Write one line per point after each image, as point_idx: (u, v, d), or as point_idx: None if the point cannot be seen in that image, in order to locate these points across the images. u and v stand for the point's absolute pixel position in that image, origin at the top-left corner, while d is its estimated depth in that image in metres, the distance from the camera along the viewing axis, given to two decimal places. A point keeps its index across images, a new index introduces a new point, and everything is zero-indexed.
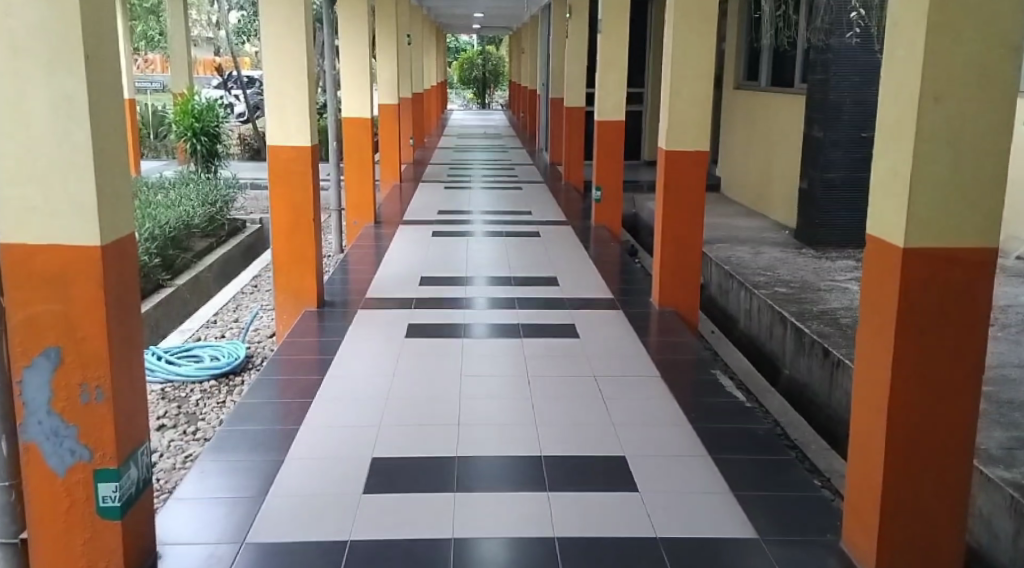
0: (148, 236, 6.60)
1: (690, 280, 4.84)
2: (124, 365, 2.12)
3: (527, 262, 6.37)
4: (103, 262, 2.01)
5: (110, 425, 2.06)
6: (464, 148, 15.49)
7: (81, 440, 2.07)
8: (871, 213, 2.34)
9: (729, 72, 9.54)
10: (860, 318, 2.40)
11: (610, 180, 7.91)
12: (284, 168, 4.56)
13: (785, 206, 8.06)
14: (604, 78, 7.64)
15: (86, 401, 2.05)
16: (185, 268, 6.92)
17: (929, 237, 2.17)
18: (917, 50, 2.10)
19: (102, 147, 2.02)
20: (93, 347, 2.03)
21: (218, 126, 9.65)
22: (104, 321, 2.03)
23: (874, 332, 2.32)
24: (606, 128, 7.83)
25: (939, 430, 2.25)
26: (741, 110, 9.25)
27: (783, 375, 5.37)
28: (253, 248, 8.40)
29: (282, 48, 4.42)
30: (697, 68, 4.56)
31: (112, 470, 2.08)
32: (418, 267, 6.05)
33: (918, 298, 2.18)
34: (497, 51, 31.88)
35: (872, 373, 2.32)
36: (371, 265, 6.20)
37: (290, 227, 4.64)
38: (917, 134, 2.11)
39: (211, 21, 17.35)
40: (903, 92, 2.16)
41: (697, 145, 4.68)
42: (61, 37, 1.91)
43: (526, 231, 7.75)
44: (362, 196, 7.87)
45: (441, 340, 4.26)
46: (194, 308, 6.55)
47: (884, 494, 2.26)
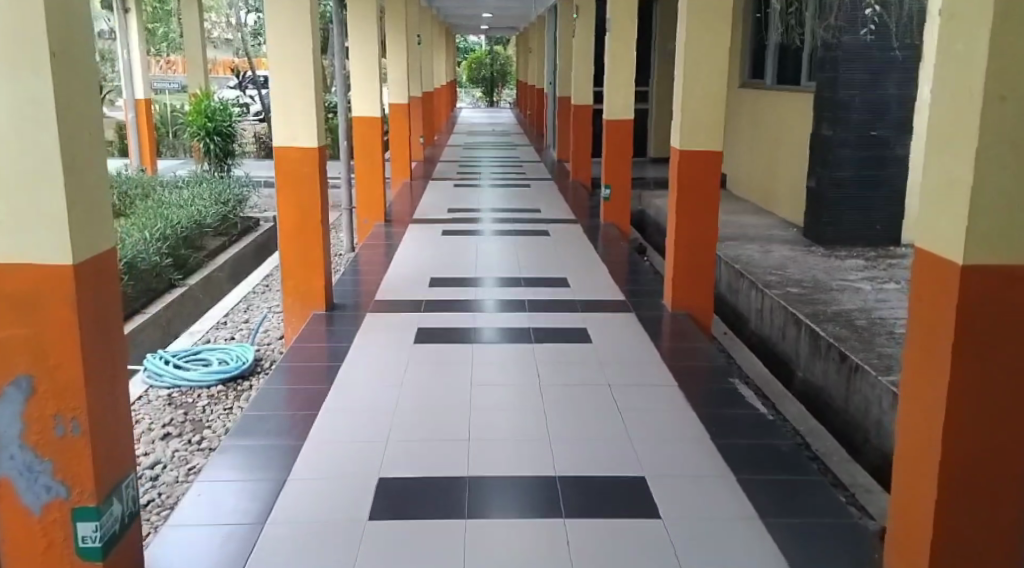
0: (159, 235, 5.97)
1: (703, 282, 4.64)
2: (105, 393, 1.99)
3: (538, 262, 6.21)
4: (75, 283, 1.87)
5: (88, 459, 1.93)
6: (472, 146, 15.36)
7: (57, 476, 1.94)
8: (923, 225, 2.20)
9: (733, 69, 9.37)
10: (909, 337, 2.25)
11: (618, 178, 7.74)
12: (290, 171, 4.33)
13: (794, 204, 7.84)
14: (612, 75, 7.48)
15: (62, 433, 1.92)
16: (202, 264, 6.47)
17: (989, 254, 2.01)
18: (979, 47, 1.95)
19: (73, 156, 1.89)
20: (67, 376, 1.90)
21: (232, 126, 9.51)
22: (77, 348, 1.89)
23: (925, 356, 2.16)
24: (615, 125, 7.67)
25: (997, 461, 2.09)
26: (746, 107, 9.06)
27: (797, 377, 5.09)
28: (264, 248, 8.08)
29: (285, 46, 4.19)
30: (712, 65, 4.40)
31: (91, 509, 1.95)
32: (425, 268, 5.91)
33: (976, 321, 2.03)
34: (506, 49, 31.80)
35: (922, 400, 2.16)
36: (380, 265, 6.06)
37: (297, 231, 4.37)
38: (983, 140, 1.96)
39: (228, 23, 17.34)
40: (962, 94, 2.02)
41: (712, 144, 4.52)
42: (24, 35, 1.78)
43: (535, 230, 7.61)
44: (373, 194, 7.72)
45: (449, 345, 4.11)
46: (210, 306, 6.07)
47: (936, 528, 2.12)
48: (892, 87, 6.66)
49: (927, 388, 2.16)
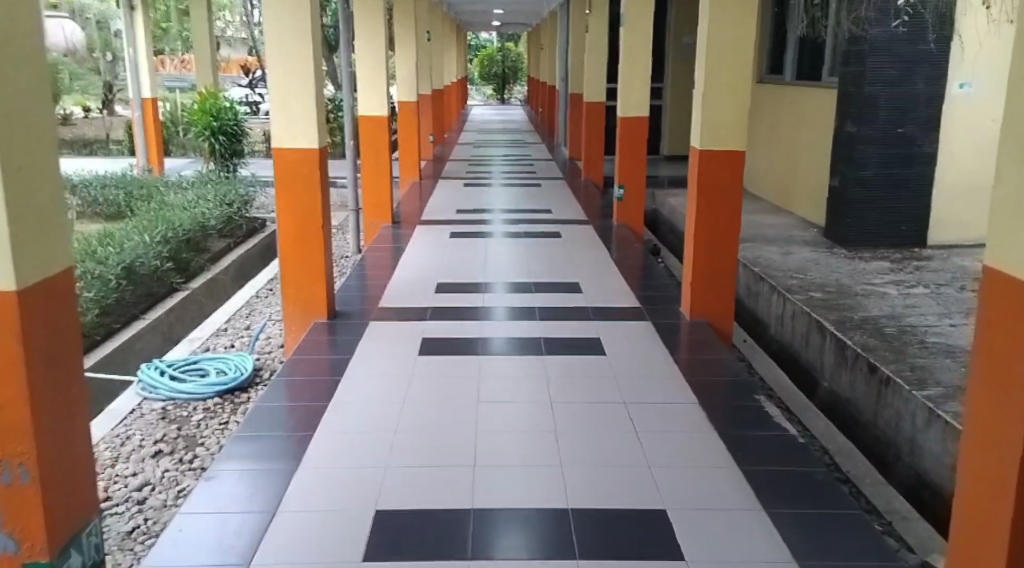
0: (160, 237, 5.76)
1: (724, 290, 4.42)
2: (56, 438, 1.90)
3: (549, 265, 6.02)
4: (19, 323, 1.78)
5: (37, 509, 1.85)
6: (482, 143, 15.17)
7: (5, 527, 1.86)
8: (998, 240, 2.00)
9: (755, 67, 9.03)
10: (976, 364, 2.05)
11: (633, 178, 7.52)
12: (290, 173, 4.13)
13: (814, 203, 7.58)
14: (627, 71, 7.25)
15: (8, 481, 1.84)
16: (205, 268, 6.28)
17: None
18: None
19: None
20: (10, 424, 1.82)
21: (238, 125, 9.37)
22: (22, 393, 1.81)
23: (997, 403, 1.97)
24: (629, 123, 7.43)
25: None
26: (764, 105, 8.82)
27: (821, 389, 4.87)
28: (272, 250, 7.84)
29: (285, 41, 3.99)
30: (734, 60, 4.18)
31: (42, 561, 1.88)
32: (433, 271, 5.72)
33: None
34: (517, 46, 31.60)
35: (997, 435, 1.97)
36: (387, 268, 5.88)
37: (297, 236, 4.18)
38: None
39: (242, 19, 17.22)
40: None
41: (732, 144, 4.31)
42: None
43: (546, 231, 7.42)
44: (380, 197, 7.57)
45: (457, 356, 3.92)
46: (213, 311, 5.87)
47: None
48: (919, 84, 6.42)
49: (1002, 424, 1.97)
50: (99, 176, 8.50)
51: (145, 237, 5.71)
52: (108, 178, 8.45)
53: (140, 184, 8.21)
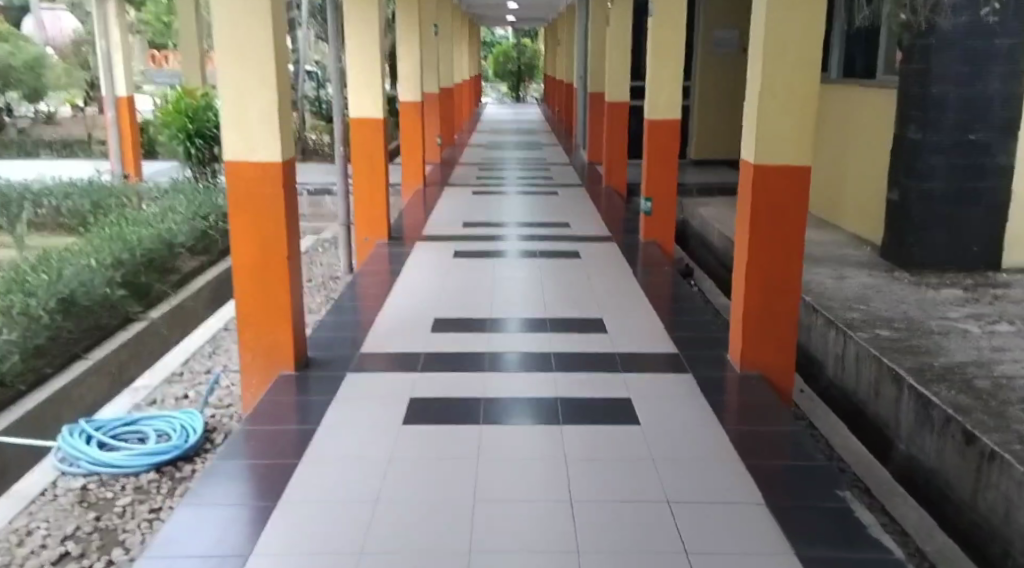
0: (112, 262, 5.43)
1: (780, 336, 3.61)
2: None
3: (566, 292, 5.23)
4: None
5: None
6: (497, 145, 14.43)
7: None
8: None
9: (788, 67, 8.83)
10: None
11: (662, 191, 6.71)
12: (247, 192, 3.46)
13: (868, 219, 6.76)
14: (656, 68, 6.45)
15: None
16: (168, 293, 5.94)
17: None
18: None
19: None
20: None
21: (218, 127, 8.62)
22: None
23: None
24: (659, 127, 6.61)
25: None
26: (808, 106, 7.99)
27: (896, 452, 4.07)
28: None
29: (240, 31, 3.34)
30: (796, 54, 3.37)
31: None
32: (429, 302, 4.94)
33: None
34: (534, 43, 30.80)
35: None
36: (382, 295, 5.14)
37: (257, 269, 3.51)
38: None
39: None
40: None
41: (796, 159, 3.47)
42: None
43: (563, 249, 6.63)
44: (375, 210, 6.80)
45: (455, 424, 3.14)
46: (176, 344, 5.56)
47: None
48: (995, 84, 5.58)
49: None
50: (66, 191, 8.08)
51: (92, 264, 5.23)
52: (76, 193, 8.04)
53: (110, 203, 7.81)
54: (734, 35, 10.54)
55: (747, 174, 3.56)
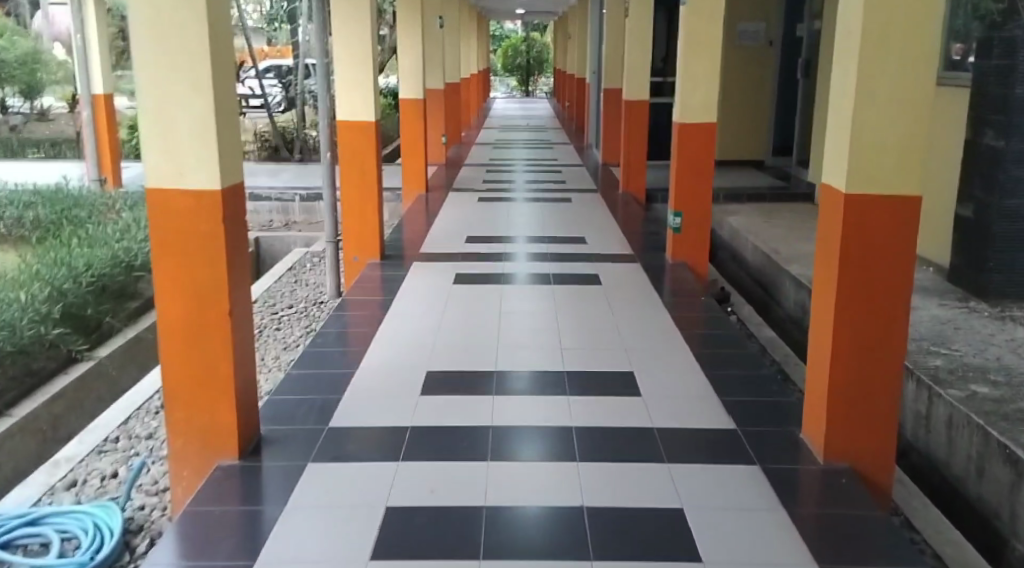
0: (46, 299, 4.75)
1: (875, 415, 2.77)
2: None
3: (585, 331, 4.38)
4: None
5: None
6: (506, 143, 13.58)
7: None
8: None
9: (825, 61, 8.00)
10: None
11: (695, 203, 5.82)
12: (174, 228, 2.63)
13: (931, 234, 5.86)
14: (688, 63, 5.55)
15: None
16: (122, 327, 5.26)
17: None
18: None
19: None
20: None
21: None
22: None
23: None
24: (691, 130, 5.70)
25: None
26: None
27: (1011, 553, 3.21)
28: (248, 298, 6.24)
29: (161, 13, 2.49)
30: (905, 46, 2.50)
31: None
32: (421, 346, 4.10)
33: None
34: (543, 37, 29.94)
35: None
36: (369, 336, 4.33)
37: (191, 330, 2.70)
38: None
39: None
40: None
41: (902, 187, 2.60)
42: None
43: (579, 271, 5.78)
44: (365, 227, 5.95)
45: (445, 557, 2.31)
46: (128, 389, 4.90)
47: None
48: None
49: None
50: (28, 201, 7.27)
51: (21, 301, 4.64)
52: (40, 203, 7.28)
53: (74, 216, 7.00)
54: (762, 27, 9.67)
55: (834, 205, 2.69)
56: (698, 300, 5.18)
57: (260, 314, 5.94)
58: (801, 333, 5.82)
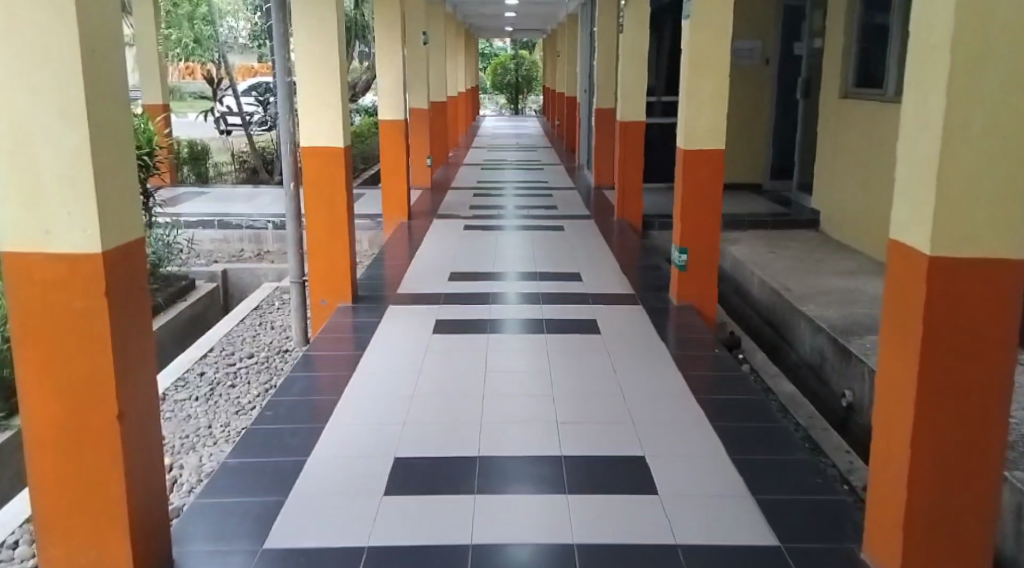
0: None
1: (963, 538, 2.20)
2: None
3: (582, 400, 3.73)
4: None
5: None
6: (494, 164, 12.96)
7: None
8: None
9: (829, 82, 7.38)
10: None
11: (702, 239, 5.16)
12: (46, 309, 2.18)
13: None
14: (692, 84, 4.94)
15: None
16: None
17: None
18: None
19: None
20: None
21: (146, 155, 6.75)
22: None
23: None
24: (696, 158, 5.08)
25: None
26: (882, 129, 6.44)
27: None
28: (204, 343, 5.63)
29: (18, 30, 2.05)
30: (1005, 68, 1.98)
31: None
32: (382, 436, 3.40)
33: None
34: (533, 55, 29.58)
35: None
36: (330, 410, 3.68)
37: (67, 434, 2.23)
38: None
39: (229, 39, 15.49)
40: None
41: (1000, 247, 2.07)
42: None
43: (574, 316, 5.13)
44: (332, 267, 5.28)
45: None
46: None
47: None
48: None
49: None
50: None
51: None
52: None
53: None
54: (757, 45, 9.05)
55: (913, 273, 2.14)
56: (707, 350, 4.55)
57: (214, 364, 5.32)
58: (818, 380, 5.15)
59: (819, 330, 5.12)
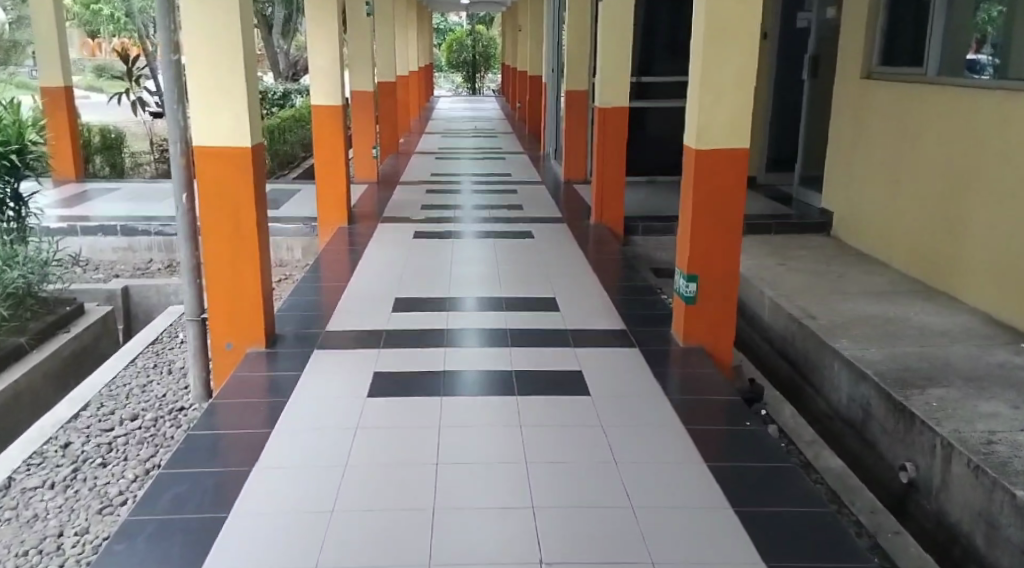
0: None
1: None
2: None
3: (577, 533, 2.62)
4: None
5: None
6: (451, 151, 11.74)
7: None
8: None
9: (847, 62, 6.72)
10: None
11: (718, 264, 4.17)
12: None
13: (1011, 296, 4.82)
14: (708, 65, 3.92)
15: None
16: None
17: None
18: None
19: None
20: None
21: (15, 153, 5.28)
22: None
23: None
24: (711, 161, 4.04)
25: None
26: (929, 119, 5.65)
27: None
28: (77, 397, 4.15)
29: None
30: None
31: None
32: None
33: None
34: (489, 31, 28.20)
35: None
36: (226, 544, 2.56)
37: None
38: None
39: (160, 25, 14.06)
40: None
41: None
42: None
43: (557, 366, 3.99)
44: (236, 307, 4.01)
45: None
46: None
47: None
48: None
49: None
50: None
51: None
52: None
53: None
54: None
55: None
56: (719, 423, 3.45)
57: (87, 430, 3.86)
58: (865, 443, 4.24)
59: (862, 378, 4.27)
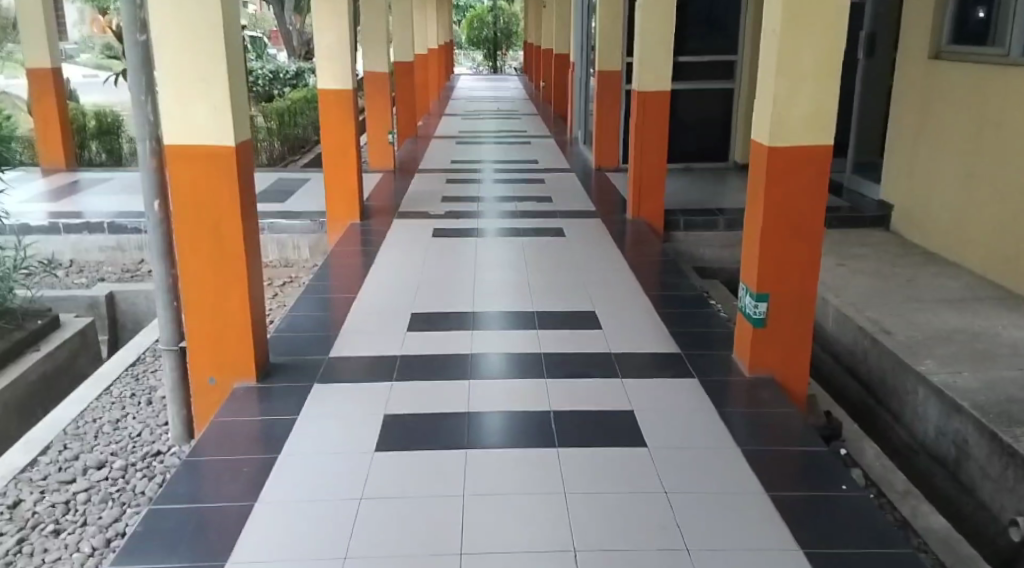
0: None
1: None
2: None
3: None
4: None
5: None
6: (471, 134, 11.06)
7: None
8: None
9: (912, 39, 5.94)
10: None
11: (792, 280, 3.47)
12: None
13: None
14: (784, 44, 3.20)
15: None
16: None
17: None
18: None
19: None
20: None
21: None
22: None
23: None
24: (784, 159, 3.33)
25: None
26: (1014, 102, 4.86)
27: None
28: (35, 439, 3.51)
29: None
30: None
31: None
32: None
33: None
34: (511, 7, 27.35)
35: None
36: None
37: None
38: None
39: None
40: None
41: None
42: None
43: (600, 403, 3.34)
44: (218, 335, 3.36)
45: None
46: None
47: None
48: None
49: None
50: None
51: None
52: None
53: None
54: None
55: None
56: (800, 487, 2.77)
57: (42, 482, 3.22)
58: (963, 490, 3.57)
59: (958, 412, 3.57)
